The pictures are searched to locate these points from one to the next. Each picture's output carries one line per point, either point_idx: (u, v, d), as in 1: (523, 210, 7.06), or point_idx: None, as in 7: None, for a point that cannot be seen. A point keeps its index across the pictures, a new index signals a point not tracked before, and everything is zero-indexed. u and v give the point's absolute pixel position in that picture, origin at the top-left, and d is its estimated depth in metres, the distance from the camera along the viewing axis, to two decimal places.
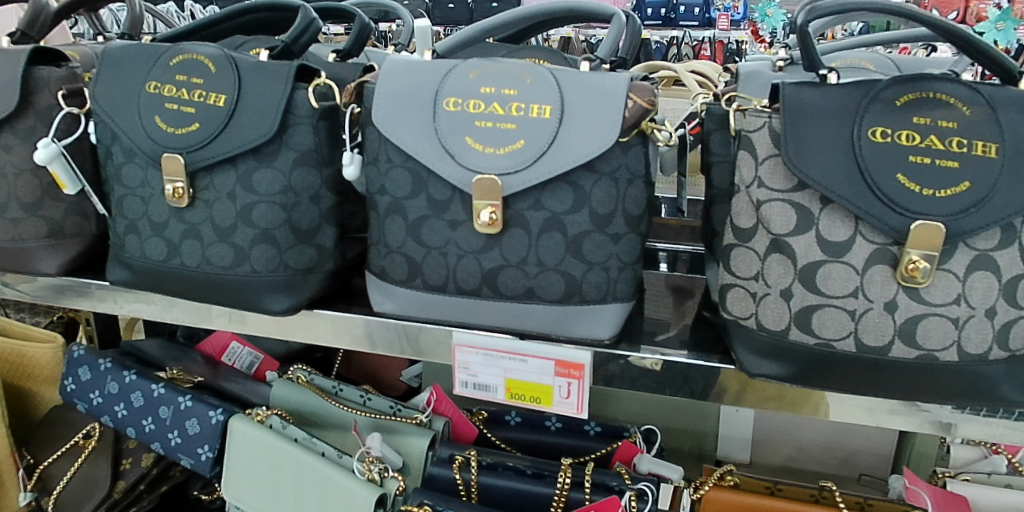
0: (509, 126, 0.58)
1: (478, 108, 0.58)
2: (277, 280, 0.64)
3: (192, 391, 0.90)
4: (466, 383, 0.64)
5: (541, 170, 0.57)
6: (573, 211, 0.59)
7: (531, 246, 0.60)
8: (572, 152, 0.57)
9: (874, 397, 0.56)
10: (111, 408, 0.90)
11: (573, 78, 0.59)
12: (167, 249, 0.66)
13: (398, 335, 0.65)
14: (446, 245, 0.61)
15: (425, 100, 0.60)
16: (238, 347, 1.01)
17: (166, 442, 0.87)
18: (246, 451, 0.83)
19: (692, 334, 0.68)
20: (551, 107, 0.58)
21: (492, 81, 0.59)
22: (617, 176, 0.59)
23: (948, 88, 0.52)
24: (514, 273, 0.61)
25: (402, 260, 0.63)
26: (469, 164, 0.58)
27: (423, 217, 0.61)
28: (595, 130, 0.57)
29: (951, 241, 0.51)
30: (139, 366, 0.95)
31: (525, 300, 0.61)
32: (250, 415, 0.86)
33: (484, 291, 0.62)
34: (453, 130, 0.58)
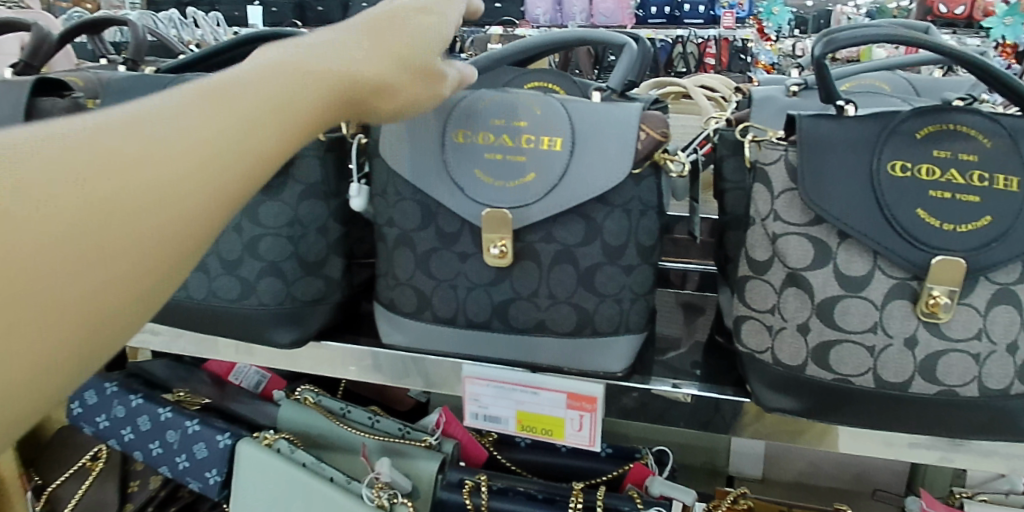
0: (519, 159, 0.58)
1: (488, 141, 0.58)
2: (285, 311, 0.65)
3: (200, 414, 0.90)
4: (477, 415, 0.63)
5: (552, 203, 0.57)
6: (585, 243, 0.59)
7: (542, 279, 0.60)
8: (582, 186, 0.57)
9: (894, 432, 0.55)
10: (117, 431, 0.91)
11: (585, 107, 0.58)
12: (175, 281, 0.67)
13: (408, 366, 0.65)
14: (456, 277, 0.62)
15: (434, 132, 0.60)
16: (244, 366, 1.01)
17: (174, 466, 0.88)
18: (255, 475, 0.83)
19: (704, 361, 0.67)
20: (562, 139, 0.57)
21: (501, 111, 0.59)
22: (629, 208, 0.58)
23: (969, 119, 0.51)
24: (525, 306, 0.60)
25: (411, 292, 0.63)
26: (479, 198, 0.59)
27: (432, 249, 0.62)
28: (607, 163, 0.57)
29: (972, 276, 0.50)
30: (146, 389, 0.95)
31: (537, 332, 0.61)
32: (258, 439, 0.85)
33: (494, 324, 0.62)
34: (462, 163, 0.59)
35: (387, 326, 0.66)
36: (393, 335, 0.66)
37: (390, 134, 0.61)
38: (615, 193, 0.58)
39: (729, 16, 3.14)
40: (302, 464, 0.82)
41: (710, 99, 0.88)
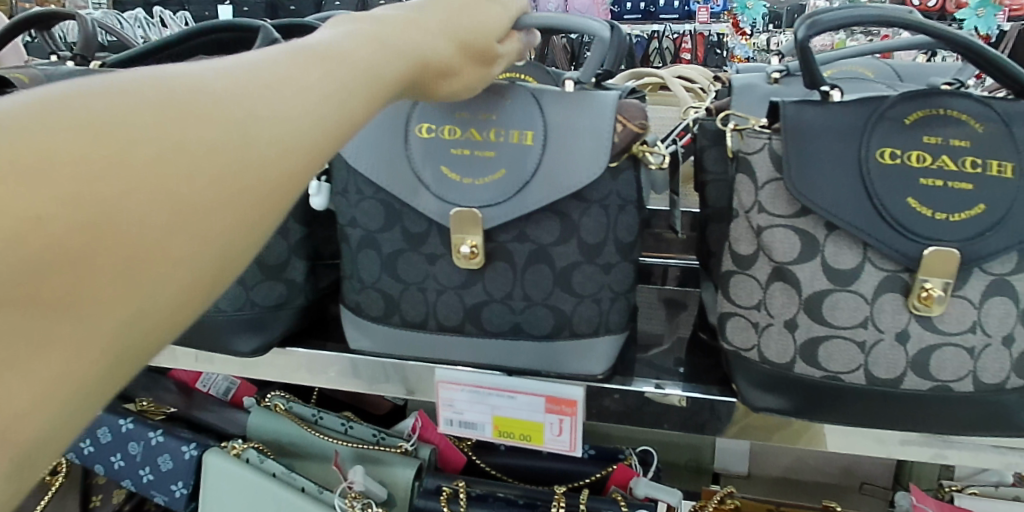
0: (488, 154, 0.55)
1: (454, 135, 0.56)
2: (243, 318, 0.62)
3: (164, 425, 0.86)
4: (451, 421, 0.60)
5: (524, 201, 0.55)
6: (561, 241, 0.57)
7: (516, 280, 0.57)
8: (556, 181, 0.54)
9: (887, 429, 0.53)
10: (77, 444, 0.86)
11: (557, 96, 0.56)
12: None
13: (378, 371, 0.62)
14: (427, 279, 0.59)
15: (397, 127, 0.57)
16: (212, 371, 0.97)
17: (138, 479, 0.84)
18: (223, 487, 0.79)
19: (690, 360, 0.64)
20: (533, 133, 0.55)
21: (467, 103, 0.56)
22: (607, 204, 0.56)
23: (960, 104, 0.49)
24: (500, 309, 0.58)
25: (378, 296, 0.61)
26: (447, 196, 0.56)
27: (399, 251, 0.59)
28: (581, 157, 0.54)
29: (965, 267, 0.48)
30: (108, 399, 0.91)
31: (512, 335, 0.59)
32: (225, 449, 0.81)
33: (467, 328, 0.59)
34: (428, 159, 0.56)
35: (355, 331, 0.63)
36: (360, 341, 0.63)
37: (351, 130, 0.59)
38: (591, 188, 0.55)
39: (704, 10, 3.12)
40: (273, 474, 0.78)
41: (688, 90, 0.85)
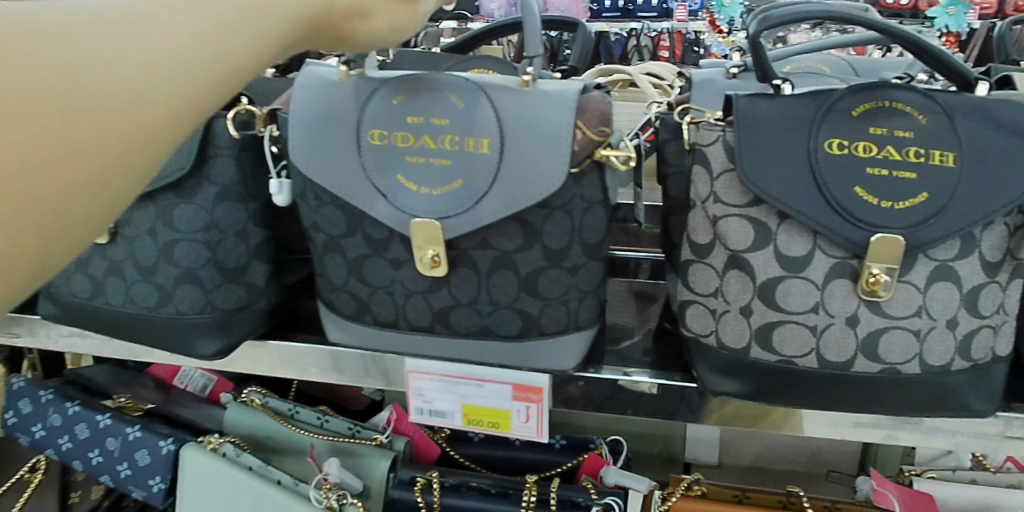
0: (444, 162, 0.54)
1: (407, 142, 0.55)
2: (206, 320, 0.63)
3: (141, 420, 0.87)
4: (421, 410, 0.62)
5: (483, 211, 0.54)
6: (523, 248, 0.57)
7: (481, 285, 0.57)
8: (515, 190, 0.53)
9: (840, 411, 0.55)
10: (54, 441, 0.87)
11: (514, 101, 0.54)
12: (92, 287, 0.65)
13: (345, 363, 0.63)
14: (393, 284, 0.59)
15: (348, 131, 0.56)
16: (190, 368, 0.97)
17: (116, 474, 0.84)
18: (199, 481, 0.80)
19: (654, 348, 0.66)
20: (489, 141, 0.54)
21: (419, 108, 0.55)
22: (571, 208, 0.56)
23: (904, 96, 0.51)
24: (467, 312, 0.58)
25: (349, 297, 0.61)
26: (403, 205, 0.55)
27: (363, 255, 0.59)
28: (541, 167, 0.53)
29: (911, 253, 0.50)
30: (84, 396, 0.91)
31: (481, 336, 0.59)
32: (202, 443, 0.82)
33: (437, 328, 0.60)
34: (382, 167, 0.55)
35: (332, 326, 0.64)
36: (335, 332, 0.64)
37: (305, 138, 0.58)
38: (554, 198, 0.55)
39: (684, 8, 3.15)
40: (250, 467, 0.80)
41: (655, 86, 0.87)
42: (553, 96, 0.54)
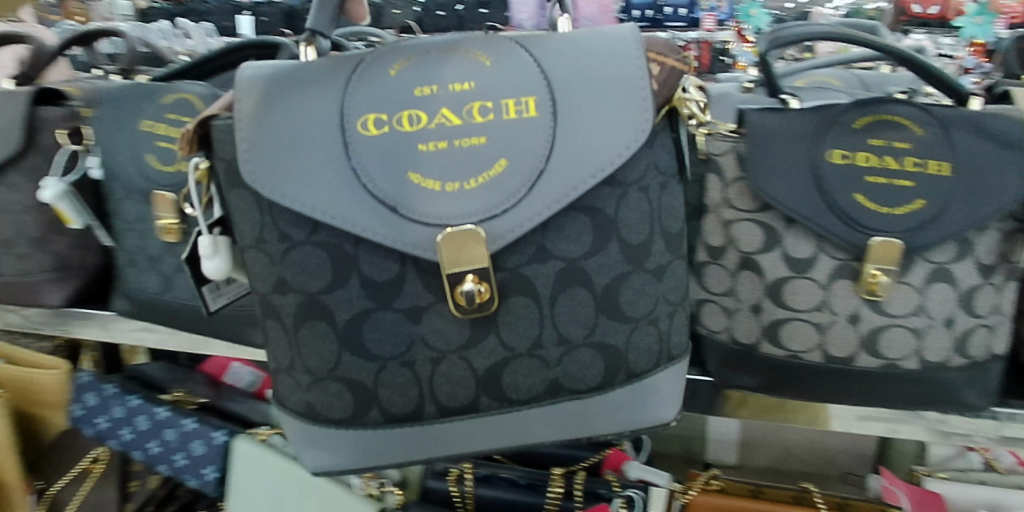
0: (478, 140, 0.48)
1: (417, 123, 0.48)
2: None
3: (196, 413, 0.93)
4: None
5: (547, 190, 0.48)
6: (596, 253, 0.51)
7: (546, 315, 0.51)
8: (575, 162, 0.49)
9: (844, 405, 0.59)
10: (117, 432, 0.94)
11: (557, 50, 0.50)
12: (163, 283, 0.72)
13: None
14: (402, 354, 0.51)
15: (329, 127, 0.48)
16: (238, 366, 1.07)
17: (172, 464, 0.91)
18: (248, 469, 0.86)
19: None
20: (537, 101, 0.49)
21: (428, 78, 0.49)
22: (647, 183, 0.52)
23: (902, 109, 0.55)
24: (528, 363, 0.51)
25: (342, 387, 0.52)
26: (426, 214, 0.48)
27: (365, 311, 0.51)
28: (612, 123, 0.49)
29: (908, 256, 0.54)
30: (144, 390, 0.98)
31: (546, 397, 0.52)
32: (251, 434, 0.88)
33: (482, 400, 0.52)
34: (391, 161, 0.48)
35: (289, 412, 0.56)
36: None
37: (267, 147, 0.48)
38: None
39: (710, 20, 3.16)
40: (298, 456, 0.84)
41: None
42: (601, 38, 0.51)
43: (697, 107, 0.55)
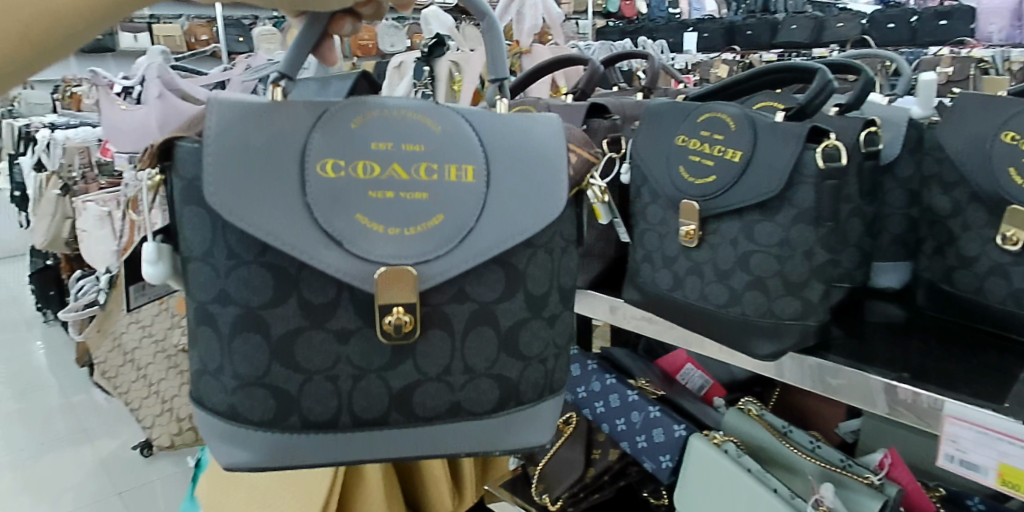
0: (421, 196, 0.48)
1: (370, 172, 0.47)
2: (762, 324, 0.66)
3: (659, 402, 0.84)
4: (951, 457, 0.55)
5: (472, 250, 0.49)
6: (505, 298, 0.52)
7: (456, 350, 0.50)
8: (452, 230, 0.48)
9: None
10: (591, 404, 0.88)
11: (488, 124, 0.51)
12: (720, 291, 0.69)
13: (815, 373, 0.64)
14: (323, 377, 0.48)
15: (285, 164, 0.46)
16: (692, 368, 0.92)
17: (633, 444, 0.83)
18: (709, 478, 0.71)
19: (936, 366, 0.61)
20: (473, 168, 0.49)
21: (389, 134, 0.48)
22: (553, 247, 0.53)
23: None
24: (434, 389, 0.50)
25: (269, 394, 0.48)
26: (366, 253, 0.46)
27: (298, 329, 0.48)
28: (532, 201, 0.51)
29: None
30: (612, 368, 0.93)
31: (450, 419, 0.51)
32: (707, 436, 0.75)
33: (393, 416, 0.50)
34: (337, 206, 0.46)
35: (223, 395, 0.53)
36: (629, 294, 0.79)
37: (234, 174, 0.45)
38: (776, 201, 0.64)
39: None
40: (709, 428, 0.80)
41: None
42: (530, 123, 0.52)
43: (843, 152, 0.61)
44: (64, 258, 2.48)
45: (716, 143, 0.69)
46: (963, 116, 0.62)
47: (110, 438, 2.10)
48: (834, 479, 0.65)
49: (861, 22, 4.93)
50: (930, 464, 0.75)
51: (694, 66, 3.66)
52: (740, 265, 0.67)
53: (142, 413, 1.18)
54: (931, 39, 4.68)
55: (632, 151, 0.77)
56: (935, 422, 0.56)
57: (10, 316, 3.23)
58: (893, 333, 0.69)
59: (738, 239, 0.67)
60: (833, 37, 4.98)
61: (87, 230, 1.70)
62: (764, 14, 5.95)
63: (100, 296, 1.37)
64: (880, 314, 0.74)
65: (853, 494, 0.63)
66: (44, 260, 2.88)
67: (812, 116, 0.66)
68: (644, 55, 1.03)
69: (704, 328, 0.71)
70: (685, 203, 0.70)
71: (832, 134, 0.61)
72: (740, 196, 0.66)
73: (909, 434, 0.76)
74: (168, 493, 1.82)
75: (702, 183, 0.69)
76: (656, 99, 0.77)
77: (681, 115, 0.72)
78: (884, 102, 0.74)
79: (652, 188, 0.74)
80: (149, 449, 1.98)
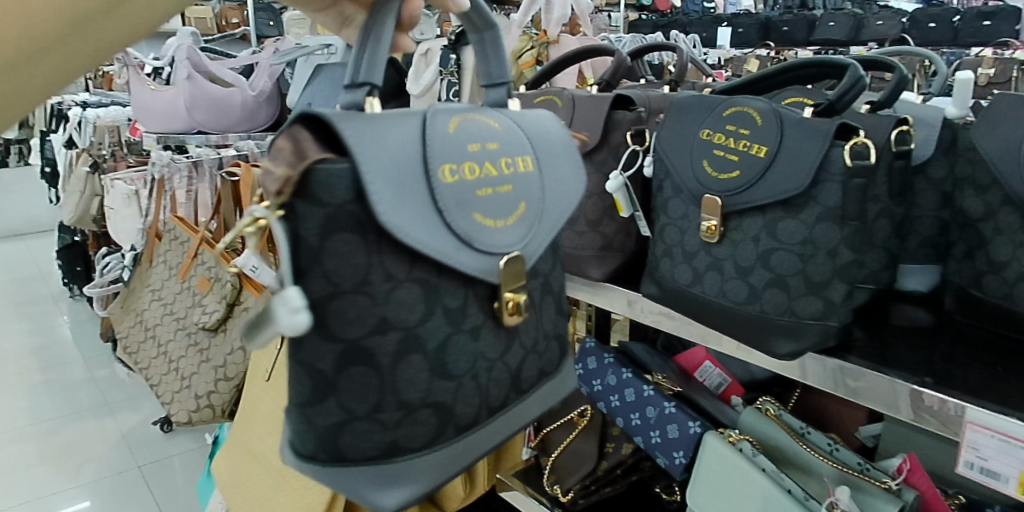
0: (507, 188, 0.49)
1: (475, 174, 0.47)
2: (783, 323, 0.65)
3: (675, 398, 0.84)
4: (972, 464, 0.55)
5: (547, 230, 0.51)
6: (556, 267, 0.57)
7: (538, 325, 0.55)
8: (535, 222, 0.51)
9: None
10: (606, 397, 0.88)
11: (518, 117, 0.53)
12: (747, 293, 0.67)
13: (834, 374, 0.63)
14: (431, 394, 0.47)
15: (413, 176, 0.44)
16: (711, 366, 0.91)
17: (647, 439, 0.83)
18: (722, 476, 0.71)
19: (960, 371, 0.60)
20: (530, 157, 0.51)
21: (475, 135, 0.48)
22: None
23: None
24: (533, 361, 0.54)
25: (430, 413, 0.48)
26: (489, 248, 0.47)
27: (447, 337, 0.47)
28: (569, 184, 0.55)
29: None
30: (630, 364, 0.92)
31: (540, 384, 0.55)
32: (722, 434, 0.74)
33: (511, 397, 0.53)
34: (460, 207, 0.46)
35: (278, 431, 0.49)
36: (648, 288, 0.78)
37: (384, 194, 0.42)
38: (801, 199, 0.63)
39: None
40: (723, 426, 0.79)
41: None
42: (537, 116, 0.56)
43: (872, 150, 0.60)
44: (93, 236, 2.53)
45: (742, 138, 0.68)
46: (996, 116, 0.61)
47: (133, 413, 2.15)
48: (850, 483, 0.65)
49: (900, 20, 4.81)
50: (950, 471, 0.74)
51: (726, 61, 3.60)
52: (762, 262, 0.66)
53: (161, 390, 1.19)
54: (975, 40, 4.58)
55: (656, 145, 0.76)
56: (953, 427, 0.55)
57: (40, 290, 3.30)
58: (916, 338, 0.68)
59: (760, 236, 0.66)
60: (870, 35, 4.88)
61: (115, 208, 1.72)
62: (798, 10, 5.87)
63: (124, 272, 1.39)
64: (905, 318, 0.73)
65: (867, 497, 0.62)
66: (72, 237, 2.93)
67: (842, 114, 0.65)
68: (673, 47, 1.01)
69: (721, 323, 0.70)
70: (708, 198, 0.69)
71: (861, 131, 0.61)
72: (762, 192, 0.65)
73: (930, 440, 0.75)
74: (189, 468, 1.86)
75: (726, 178, 0.68)
76: (683, 92, 0.77)
77: (707, 110, 0.72)
78: (918, 101, 0.73)
79: (675, 183, 0.73)
80: (169, 424, 2.02)
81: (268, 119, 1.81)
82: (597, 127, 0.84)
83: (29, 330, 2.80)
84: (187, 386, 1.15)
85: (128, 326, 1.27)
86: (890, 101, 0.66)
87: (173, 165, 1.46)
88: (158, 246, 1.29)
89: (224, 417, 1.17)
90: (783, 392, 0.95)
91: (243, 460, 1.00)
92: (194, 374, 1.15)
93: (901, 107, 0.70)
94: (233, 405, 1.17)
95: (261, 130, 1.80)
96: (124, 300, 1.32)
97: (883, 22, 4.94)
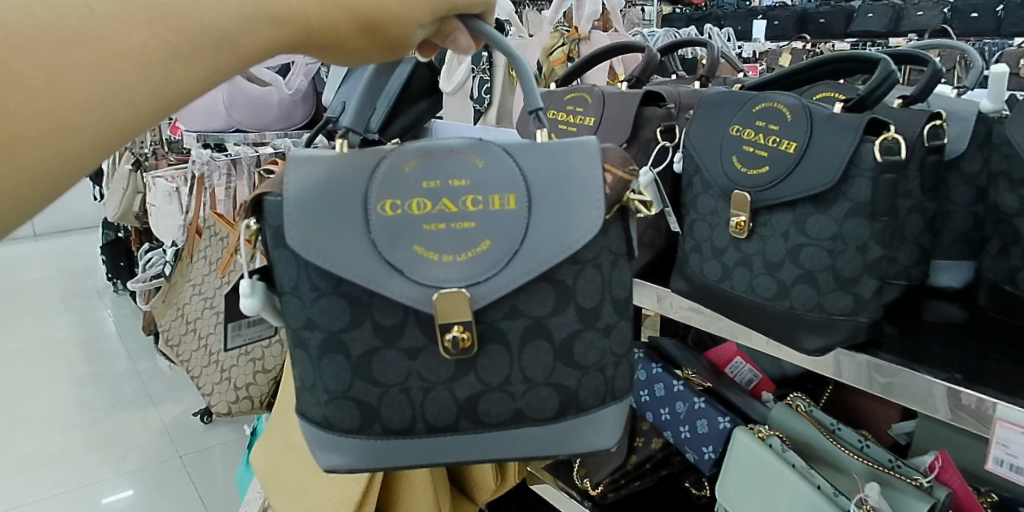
0: (467, 224, 0.52)
1: (424, 209, 0.51)
2: (812, 319, 0.65)
3: (707, 395, 0.83)
4: (1002, 462, 0.55)
5: (514, 272, 0.52)
6: (557, 312, 0.55)
7: (513, 362, 0.54)
8: (496, 256, 0.52)
9: None
10: (636, 392, 0.89)
11: (524, 148, 0.54)
12: (777, 289, 0.67)
13: (868, 371, 0.63)
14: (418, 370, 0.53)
15: (352, 208, 0.51)
16: (742, 363, 0.91)
17: (676, 433, 0.83)
18: (749, 470, 0.71)
19: (994, 368, 0.59)
20: (515, 195, 0.52)
21: (435, 172, 0.52)
22: (601, 263, 0.55)
23: None
24: (496, 398, 0.54)
25: (351, 406, 0.54)
26: (426, 279, 0.51)
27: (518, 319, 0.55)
28: (571, 218, 0.53)
29: None
30: (662, 360, 0.92)
31: (512, 425, 0.55)
32: (752, 430, 0.74)
33: (461, 423, 0.54)
34: (394, 239, 0.51)
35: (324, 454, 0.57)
36: (677, 284, 0.78)
37: (330, 235, 0.51)
38: (830, 194, 0.63)
39: None
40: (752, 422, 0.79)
41: None
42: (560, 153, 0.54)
43: (903, 145, 0.60)
44: (136, 232, 2.62)
45: (772, 133, 0.67)
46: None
47: (173, 404, 2.21)
48: (880, 479, 0.64)
49: (941, 11, 4.70)
50: (983, 469, 0.72)
51: (761, 53, 3.54)
52: (790, 257, 0.66)
53: (201, 381, 1.23)
54: (1020, 29, 4.40)
55: (685, 141, 0.76)
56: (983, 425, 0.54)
57: (85, 285, 3.42)
58: (949, 334, 0.67)
59: (789, 231, 0.66)
60: (910, 27, 4.75)
61: (157, 205, 1.78)
62: None
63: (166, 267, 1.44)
64: (939, 313, 0.72)
65: (899, 495, 0.61)
66: (117, 233, 3.04)
67: (872, 109, 0.64)
68: (704, 42, 1.00)
69: (750, 320, 0.70)
70: (737, 194, 0.69)
71: (892, 126, 0.60)
72: (793, 189, 0.65)
73: (965, 439, 0.73)
74: (226, 460, 1.91)
75: (755, 173, 0.68)
76: (712, 89, 0.76)
77: (737, 106, 0.71)
78: (953, 94, 0.71)
79: (704, 178, 0.73)
80: (208, 415, 2.08)
81: (304, 117, 1.85)
82: (626, 126, 0.84)
83: (74, 324, 2.90)
84: (226, 378, 1.18)
85: (170, 319, 1.32)
86: (925, 97, 0.64)
87: (212, 162, 1.49)
88: (199, 242, 1.33)
89: (262, 408, 1.20)
90: (815, 389, 0.94)
91: (278, 450, 1.04)
92: (233, 366, 1.19)
93: (934, 102, 0.68)
94: (271, 396, 1.20)
95: (298, 128, 1.85)
96: (165, 294, 1.37)
97: (922, 12, 4.81)
